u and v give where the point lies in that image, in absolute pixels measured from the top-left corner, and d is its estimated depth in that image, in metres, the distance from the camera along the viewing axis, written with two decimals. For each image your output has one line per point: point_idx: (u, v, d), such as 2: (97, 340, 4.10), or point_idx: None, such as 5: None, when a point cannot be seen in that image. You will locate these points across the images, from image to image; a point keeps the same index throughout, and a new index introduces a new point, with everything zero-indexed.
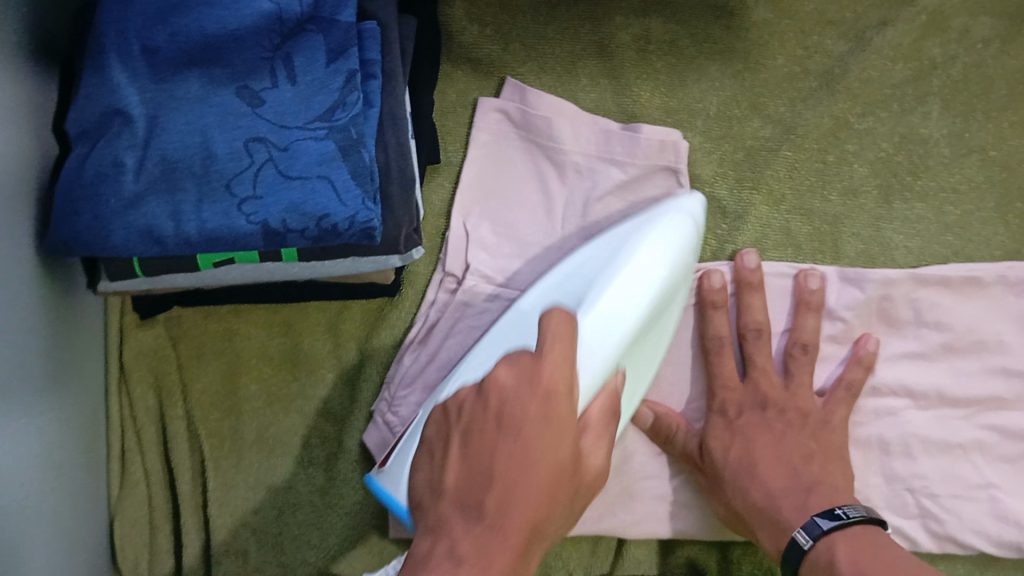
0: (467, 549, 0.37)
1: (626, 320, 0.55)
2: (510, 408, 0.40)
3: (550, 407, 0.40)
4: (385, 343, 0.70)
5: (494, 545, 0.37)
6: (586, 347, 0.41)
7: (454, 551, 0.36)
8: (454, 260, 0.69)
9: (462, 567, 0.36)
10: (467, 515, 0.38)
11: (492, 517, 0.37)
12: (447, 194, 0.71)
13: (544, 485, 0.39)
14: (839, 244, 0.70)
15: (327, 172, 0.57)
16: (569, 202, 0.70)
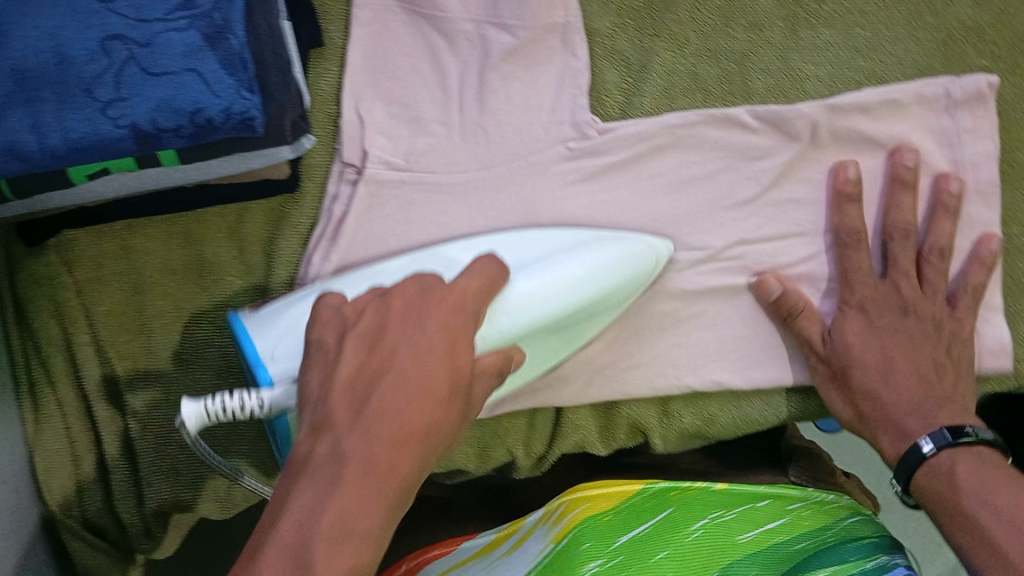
0: (324, 503, 0.40)
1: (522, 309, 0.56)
2: (384, 346, 0.46)
3: (424, 364, 0.44)
4: (292, 243, 0.67)
5: (347, 501, 0.40)
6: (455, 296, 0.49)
7: (308, 505, 0.40)
8: (352, 148, 0.66)
9: (317, 525, 0.39)
10: (327, 466, 0.41)
11: (349, 467, 0.41)
12: (337, 78, 0.67)
13: (394, 450, 0.42)
14: (748, 81, 0.67)
15: (194, 64, 0.55)
16: (463, 73, 0.67)
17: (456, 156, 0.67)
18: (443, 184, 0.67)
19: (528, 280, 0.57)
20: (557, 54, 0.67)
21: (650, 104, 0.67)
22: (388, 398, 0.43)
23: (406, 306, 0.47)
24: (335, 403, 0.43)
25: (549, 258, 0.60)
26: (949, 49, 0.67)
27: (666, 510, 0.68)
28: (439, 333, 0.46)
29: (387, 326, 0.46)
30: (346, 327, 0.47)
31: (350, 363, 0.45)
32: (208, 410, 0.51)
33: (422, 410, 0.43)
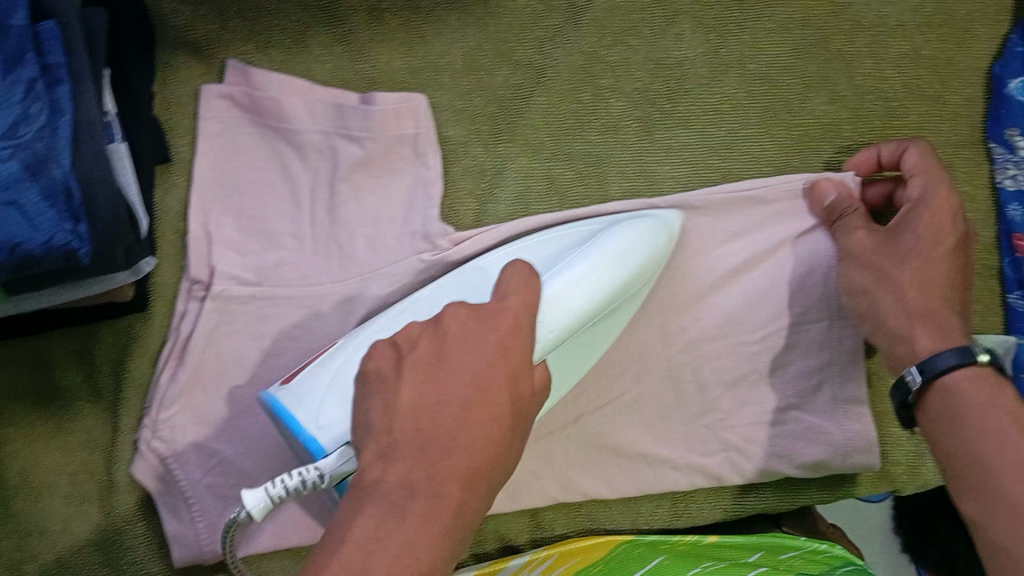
0: (372, 549, 0.36)
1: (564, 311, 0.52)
2: (440, 369, 0.40)
3: (442, 409, 0.39)
4: (143, 364, 0.65)
5: (409, 538, 0.36)
6: (509, 319, 0.42)
7: (360, 550, 0.36)
8: (199, 265, 0.64)
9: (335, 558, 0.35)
10: (396, 491, 0.37)
11: (417, 498, 0.37)
12: (184, 193, 0.66)
13: (446, 493, 0.38)
14: (605, 182, 0.67)
15: (15, 196, 0.49)
16: (314, 184, 0.65)
17: (309, 270, 0.64)
18: (296, 297, 0.64)
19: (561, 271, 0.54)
20: (410, 164, 0.66)
21: (505, 209, 0.67)
22: (450, 379, 0.40)
23: (462, 318, 0.42)
24: (404, 423, 0.39)
25: (597, 238, 0.58)
26: (807, 147, 0.67)
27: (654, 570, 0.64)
28: (488, 358, 0.41)
29: (449, 347, 0.41)
30: (400, 355, 0.41)
31: (388, 408, 0.39)
32: (276, 495, 0.43)
33: (475, 430, 0.39)
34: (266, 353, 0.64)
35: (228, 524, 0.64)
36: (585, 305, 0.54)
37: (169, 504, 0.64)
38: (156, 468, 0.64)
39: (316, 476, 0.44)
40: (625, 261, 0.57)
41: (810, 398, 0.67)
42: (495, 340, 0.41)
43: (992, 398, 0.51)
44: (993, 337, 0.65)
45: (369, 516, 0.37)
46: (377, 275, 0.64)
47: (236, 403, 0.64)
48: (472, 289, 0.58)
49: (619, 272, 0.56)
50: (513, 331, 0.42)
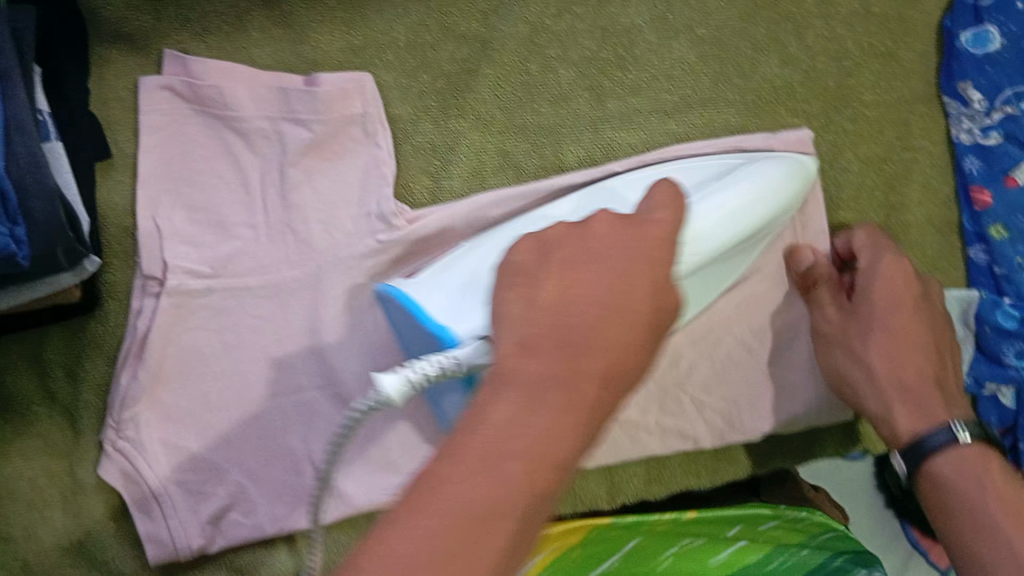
0: (522, 421, 0.33)
1: (710, 222, 0.54)
2: (588, 237, 0.40)
3: (586, 308, 0.37)
4: (100, 365, 0.64)
5: (540, 424, 0.33)
6: (657, 227, 0.41)
7: (510, 418, 0.33)
8: (153, 261, 0.62)
9: (491, 412, 0.33)
10: (528, 377, 0.34)
11: (552, 393, 0.34)
12: (130, 190, 0.64)
13: (588, 376, 0.35)
14: (560, 154, 0.66)
15: None
16: (264, 171, 0.64)
17: (265, 259, 0.63)
18: (253, 287, 0.63)
19: (711, 193, 0.55)
20: (361, 146, 0.64)
21: (459, 185, 0.66)
22: (598, 264, 0.38)
23: (614, 227, 0.40)
24: (540, 339, 0.35)
25: (726, 173, 0.59)
26: (762, 110, 0.66)
27: (633, 540, 0.67)
28: (652, 242, 0.40)
29: (586, 250, 0.39)
30: (543, 252, 0.40)
31: (528, 303, 0.37)
32: (415, 378, 0.38)
33: (614, 332, 0.37)
34: (229, 346, 0.63)
35: (201, 520, 0.63)
36: (725, 238, 0.55)
37: (139, 504, 0.63)
38: (123, 469, 0.63)
39: (448, 365, 0.40)
40: (766, 197, 0.57)
41: (776, 360, 0.66)
42: (629, 248, 0.39)
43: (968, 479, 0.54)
44: (955, 294, 0.65)
45: (510, 403, 0.33)
46: (334, 260, 0.64)
47: (202, 399, 0.63)
48: (574, 209, 0.60)
49: (763, 199, 0.57)
50: (661, 238, 0.40)
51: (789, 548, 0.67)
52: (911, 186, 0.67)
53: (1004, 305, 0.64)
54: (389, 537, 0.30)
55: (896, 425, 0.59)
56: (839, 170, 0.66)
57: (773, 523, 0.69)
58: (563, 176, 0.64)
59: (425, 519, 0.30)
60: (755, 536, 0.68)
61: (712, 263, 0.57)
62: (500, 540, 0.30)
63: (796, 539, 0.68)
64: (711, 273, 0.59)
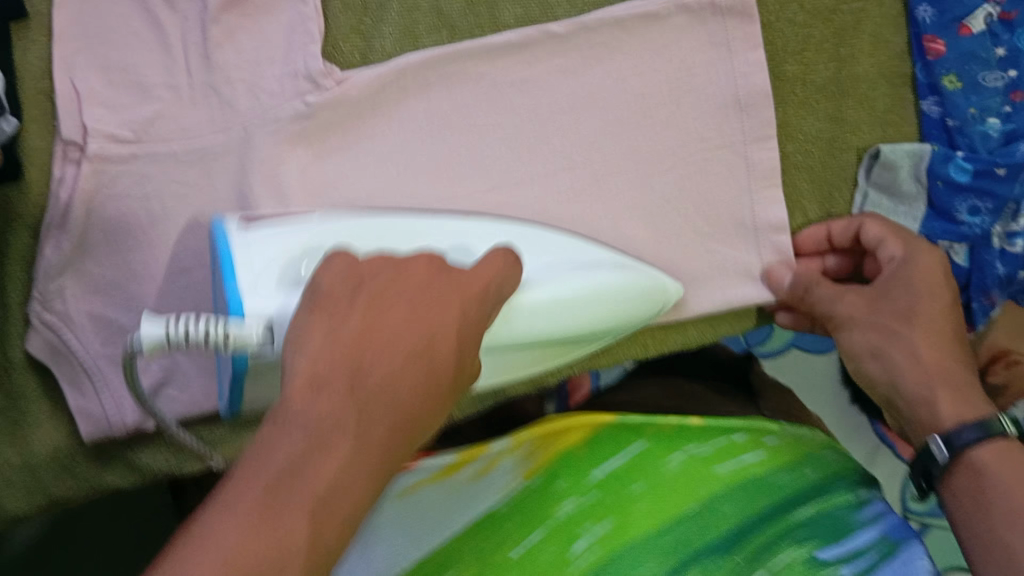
0: (312, 468, 0.34)
1: (516, 333, 0.52)
2: (377, 303, 0.39)
3: (393, 351, 0.38)
4: (23, 236, 0.61)
5: (328, 471, 0.34)
6: (468, 284, 0.43)
7: (312, 477, 0.34)
8: (70, 124, 0.59)
9: (312, 457, 0.34)
10: (326, 417, 0.35)
11: (344, 437, 0.35)
12: (46, 50, 0.61)
13: (378, 438, 0.36)
14: (496, 12, 0.63)
15: None
16: (186, 31, 0.61)
17: (188, 122, 0.61)
18: (178, 153, 0.61)
19: (539, 288, 0.53)
20: (288, 3, 0.62)
21: (392, 45, 0.63)
22: (387, 313, 0.39)
23: (425, 274, 0.42)
24: (321, 369, 0.36)
25: (575, 267, 0.55)
26: None
27: (640, 442, 0.65)
28: (457, 295, 0.42)
29: (405, 291, 0.40)
30: (359, 275, 0.40)
31: (330, 334, 0.37)
32: (169, 335, 0.43)
33: (410, 382, 0.38)
34: (154, 217, 0.61)
35: (133, 395, 0.61)
36: (564, 325, 0.54)
37: (69, 376, 0.62)
38: (49, 340, 0.61)
39: (220, 330, 0.44)
40: (597, 310, 0.55)
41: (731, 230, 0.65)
42: (435, 298, 0.41)
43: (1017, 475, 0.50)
44: (904, 148, 0.64)
45: (294, 444, 0.34)
46: (261, 119, 0.61)
47: (129, 272, 0.61)
48: (523, 240, 0.55)
49: (571, 309, 0.54)
50: (399, 266, 0.41)
51: (799, 465, 0.63)
52: (860, 39, 0.65)
53: (955, 158, 0.62)
54: (186, 560, 0.30)
55: (938, 409, 0.54)
56: (785, 21, 0.65)
57: (779, 437, 0.66)
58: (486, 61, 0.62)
59: (227, 543, 0.31)
60: (763, 449, 0.64)
61: (512, 351, 0.54)
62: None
63: (799, 454, 0.64)
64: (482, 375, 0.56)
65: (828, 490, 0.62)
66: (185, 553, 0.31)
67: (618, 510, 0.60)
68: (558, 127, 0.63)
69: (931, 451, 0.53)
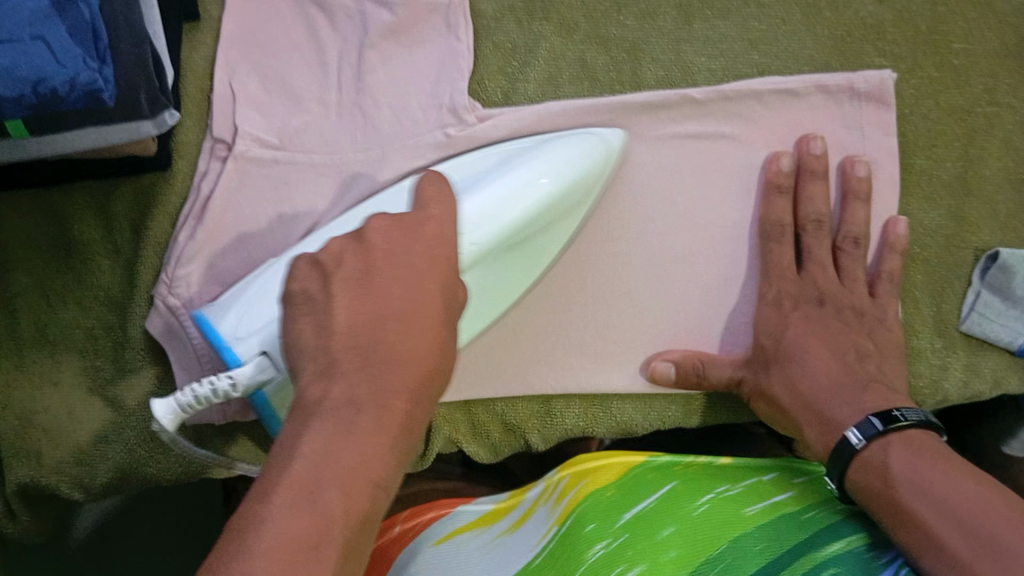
0: (335, 451, 0.37)
1: (519, 210, 0.55)
2: (359, 274, 0.43)
3: (385, 319, 0.41)
4: (163, 223, 0.64)
5: (348, 453, 0.38)
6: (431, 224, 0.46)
7: (321, 450, 0.37)
8: (224, 123, 0.63)
9: (316, 494, 0.36)
10: (349, 415, 0.38)
11: (363, 415, 0.38)
12: (211, 52, 0.65)
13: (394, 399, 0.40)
14: (639, 71, 0.66)
15: (42, 30, 0.47)
16: (344, 51, 0.65)
17: (333, 137, 0.64)
18: (317, 163, 0.63)
19: (489, 220, 0.53)
20: (441, 36, 0.65)
21: (534, 90, 0.65)
22: (400, 286, 0.42)
23: (391, 228, 0.45)
24: (342, 359, 0.40)
25: (514, 157, 0.59)
26: (847, 46, 0.66)
27: (670, 483, 0.66)
28: (423, 255, 0.44)
29: (379, 261, 0.43)
30: (368, 256, 0.44)
31: (350, 317, 0.41)
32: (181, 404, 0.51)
33: (411, 342, 0.41)
34: (285, 220, 0.63)
35: None
36: (510, 222, 0.55)
37: (182, 361, 0.63)
38: (169, 323, 0.63)
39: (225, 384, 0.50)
40: (557, 186, 0.57)
41: None
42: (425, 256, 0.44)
43: (929, 470, 0.50)
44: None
45: (306, 514, 0.35)
46: (401, 145, 0.64)
47: (252, 269, 0.63)
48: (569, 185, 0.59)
49: (541, 200, 0.56)
50: (439, 238, 0.46)
51: (829, 505, 0.62)
52: (990, 140, 0.66)
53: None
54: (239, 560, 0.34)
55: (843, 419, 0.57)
56: (919, 115, 0.66)
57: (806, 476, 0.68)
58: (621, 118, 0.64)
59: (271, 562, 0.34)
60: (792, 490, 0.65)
61: (498, 256, 0.56)
62: (329, 562, 0.35)
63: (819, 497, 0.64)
64: (518, 268, 0.59)
65: (856, 530, 0.59)
66: (239, 551, 0.34)
67: (649, 556, 0.57)
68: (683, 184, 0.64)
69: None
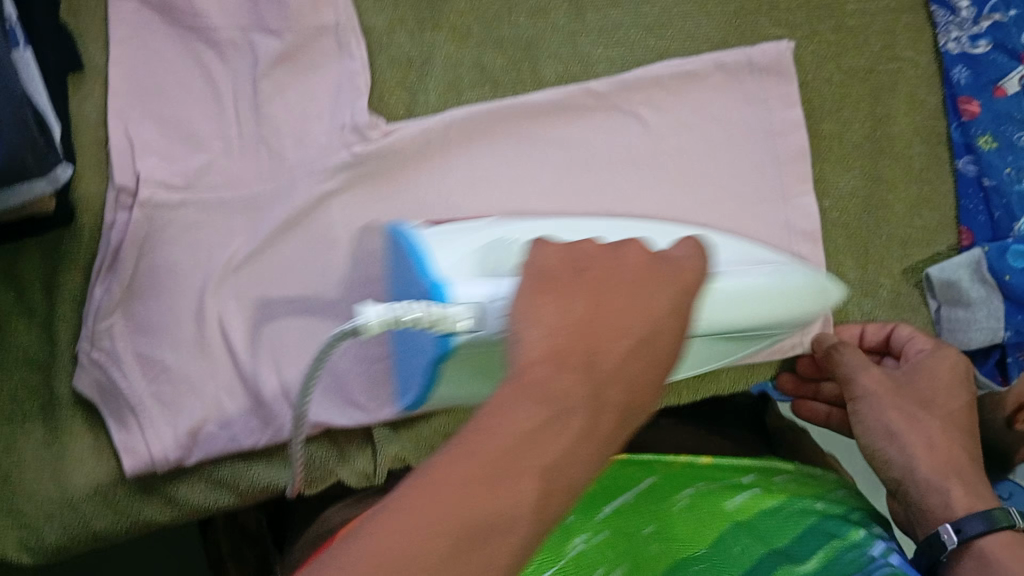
0: (553, 436, 0.32)
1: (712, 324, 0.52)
2: (585, 281, 0.37)
3: (605, 331, 0.36)
4: (76, 277, 0.63)
5: (568, 443, 0.32)
6: (683, 269, 0.40)
7: (528, 432, 0.31)
8: (125, 172, 0.60)
9: (456, 486, 0.30)
10: (558, 388, 0.33)
11: (585, 411, 0.33)
12: (101, 101, 0.64)
13: (611, 420, 0.34)
14: (538, 69, 0.65)
15: None
16: (236, 83, 0.63)
17: (238, 171, 0.63)
18: (228, 201, 0.62)
19: (741, 271, 0.52)
20: (334, 57, 0.64)
21: (435, 100, 0.65)
22: (623, 311, 0.37)
23: (642, 266, 0.39)
24: (538, 374, 0.33)
25: (781, 273, 0.55)
26: (741, 21, 0.66)
27: (648, 478, 0.65)
28: (661, 293, 0.38)
29: (612, 279, 0.38)
30: (574, 266, 0.38)
31: (562, 312, 0.36)
32: (396, 317, 0.41)
33: (636, 368, 0.36)
34: (199, 261, 0.62)
35: (179, 435, 0.61)
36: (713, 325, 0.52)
37: (115, 415, 0.61)
38: (97, 379, 0.61)
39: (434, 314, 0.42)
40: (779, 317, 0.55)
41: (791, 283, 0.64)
42: (636, 285, 0.38)
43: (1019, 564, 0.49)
44: (957, 261, 0.63)
45: (460, 475, 0.30)
46: (308, 169, 0.63)
47: (173, 316, 0.61)
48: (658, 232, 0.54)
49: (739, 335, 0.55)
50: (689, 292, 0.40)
51: (806, 500, 0.63)
52: (895, 98, 0.67)
53: (1011, 250, 0.61)
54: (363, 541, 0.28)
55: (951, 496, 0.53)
56: (821, 80, 0.66)
57: (788, 476, 0.66)
58: (524, 121, 0.64)
59: (389, 545, 0.28)
60: (769, 486, 0.65)
61: (732, 334, 0.55)
62: (509, 550, 0.30)
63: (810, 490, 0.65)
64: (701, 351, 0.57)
65: (833, 530, 0.60)
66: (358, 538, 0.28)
67: (632, 554, 0.59)
68: (602, 178, 0.64)
69: (942, 540, 0.51)
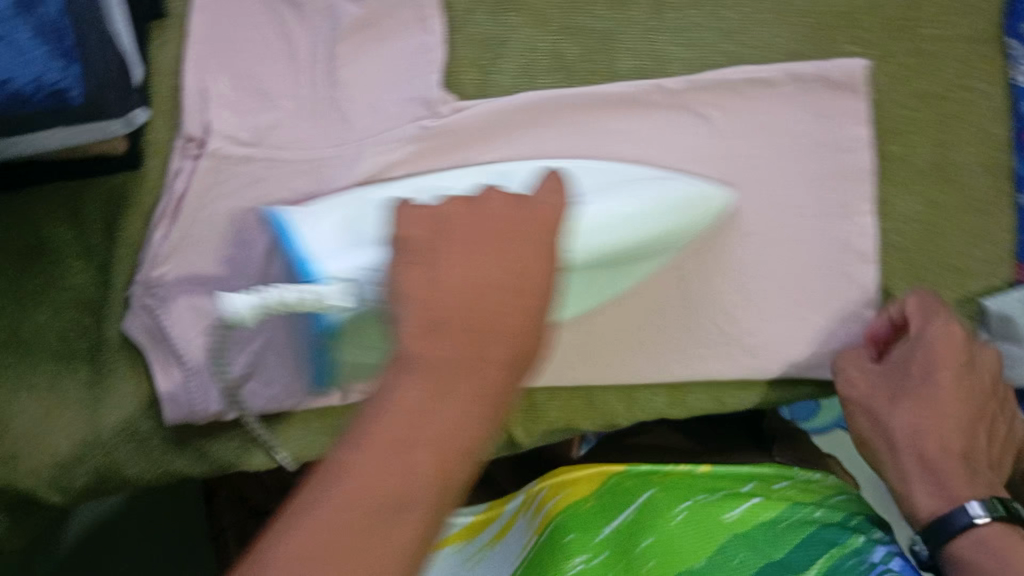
0: (432, 414, 0.34)
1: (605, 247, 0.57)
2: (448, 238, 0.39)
3: (478, 288, 0.37)
4: (136, 224, 0.64)
5: (452, 417, 0.34)
6: (540, 210, 0.41)
7: (399, 418, 0.34)
8: (194, 121, 0.62)
9: (360, 481, 0.32)
10: (430, 362, 0.35)
11: (466, 379, 0.35)
12: (177, 50, 0.64)
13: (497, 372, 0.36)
14: (612, 62, 0.66)
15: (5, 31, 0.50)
16: (313, 43, 0.64)
17: (306, 134, 0.63)
18: (294, 161, 0.63)
19: (610, 198, 0.58)
20: (411, 29, 0.65)
21: (508, 81, 0.66)
22: (481, 261, 0.38)
23: (474, 215, 0.40)
24: (420, 352, 0.35)
25: (630, 187, 0.60)
26: (821, 33, 0.66)
27: (648, 491, 0.66)
28: (530, 242, 0.39)
29: (475, 225, 0.39)
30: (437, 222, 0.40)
31: (429, 277, 0.37)
32: (265, 301, 0.47)
33: (517, 316, 0.37)
34: (261, 218, 0.62)
35: (222, 390, 0.63)
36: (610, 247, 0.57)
37: (162, 361, 0.63)
38: (147, 324, 0.63)
39: (305, 295, 0.48)
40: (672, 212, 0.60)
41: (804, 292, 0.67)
42: (494, 238, 0.39)
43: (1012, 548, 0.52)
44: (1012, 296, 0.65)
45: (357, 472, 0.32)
46: (374, 141, 0.63)
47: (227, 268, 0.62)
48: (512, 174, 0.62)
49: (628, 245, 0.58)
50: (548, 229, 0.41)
51: (803, 507, 0.63)
52: (962, 128, 0.67)
53: None
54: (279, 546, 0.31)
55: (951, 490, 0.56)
56: (892, 101, 0.67)
57: (787, 483, 0.67)
58: (594, 111, 0.64)
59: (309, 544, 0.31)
60: (768, 493, 0.65)
61: (601, 267, 0.58)
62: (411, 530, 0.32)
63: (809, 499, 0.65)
64: (599, 281, 0.60)
65: (834, 538, 0.60)
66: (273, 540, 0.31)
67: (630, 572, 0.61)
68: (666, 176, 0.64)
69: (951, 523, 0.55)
